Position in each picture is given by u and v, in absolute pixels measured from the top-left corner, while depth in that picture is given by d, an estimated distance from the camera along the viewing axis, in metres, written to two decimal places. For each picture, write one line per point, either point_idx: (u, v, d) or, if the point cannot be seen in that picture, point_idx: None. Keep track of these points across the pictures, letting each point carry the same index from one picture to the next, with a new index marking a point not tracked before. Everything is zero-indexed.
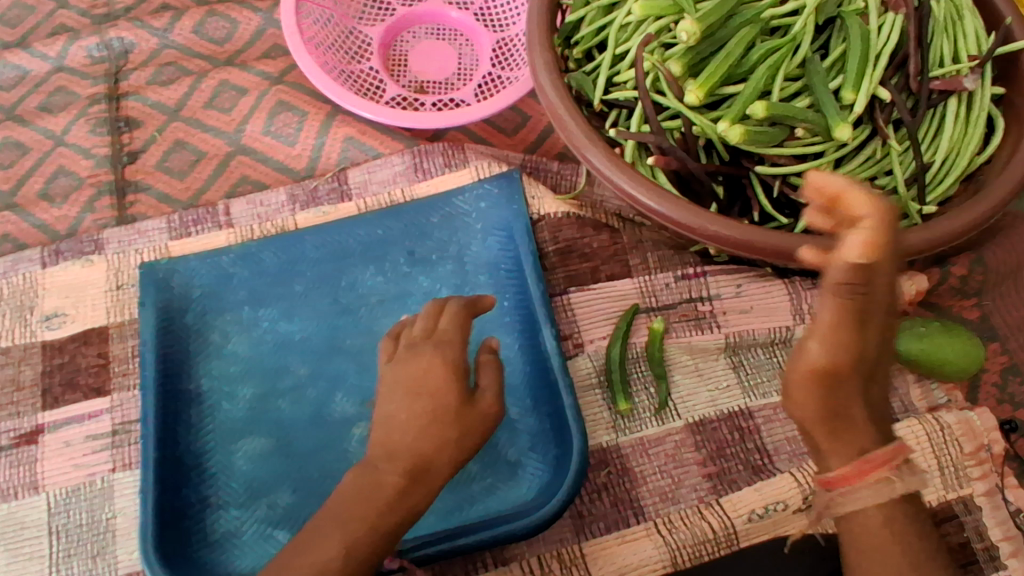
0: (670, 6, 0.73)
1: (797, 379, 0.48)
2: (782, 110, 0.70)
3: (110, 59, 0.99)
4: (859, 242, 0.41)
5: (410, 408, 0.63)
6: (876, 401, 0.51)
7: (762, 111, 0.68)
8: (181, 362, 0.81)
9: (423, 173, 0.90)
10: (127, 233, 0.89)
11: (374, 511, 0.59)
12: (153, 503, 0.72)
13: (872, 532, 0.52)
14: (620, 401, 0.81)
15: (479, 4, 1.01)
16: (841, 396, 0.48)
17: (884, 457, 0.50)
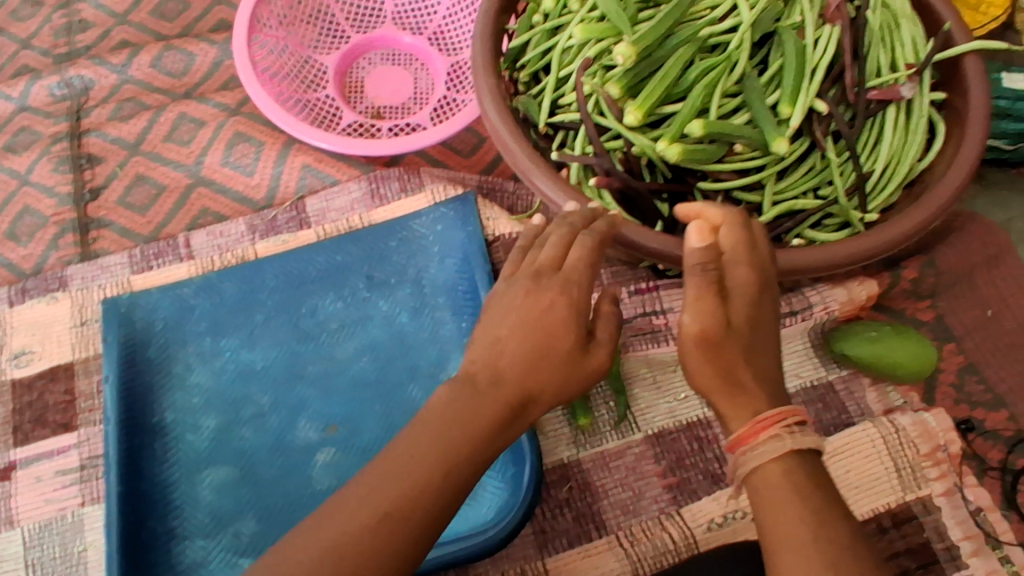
0: (608, 28, 0.74)
1: (686, 350, 0.51)
2: (719, 127, 0.71)
3: (72, 96, 1.01)
4: (695, 227, 0.54)
5: (530, 343, 0.53)
6: (766, 358, 0.52)
7: (699, 128, 0.69)
8: (144, 395, 0.82)
9: (379, 198, 0.92)
10: (91, 269, 0.90)
11: (462, 451, 0.51)
12: (117, 537, 0.74)
13: (780, 492, 0.48)
14: (579, 417, 0.82)
15: (432, 28, 1.03)
16: (723, 352, 0.50)
17: (777, 415, 0.50)
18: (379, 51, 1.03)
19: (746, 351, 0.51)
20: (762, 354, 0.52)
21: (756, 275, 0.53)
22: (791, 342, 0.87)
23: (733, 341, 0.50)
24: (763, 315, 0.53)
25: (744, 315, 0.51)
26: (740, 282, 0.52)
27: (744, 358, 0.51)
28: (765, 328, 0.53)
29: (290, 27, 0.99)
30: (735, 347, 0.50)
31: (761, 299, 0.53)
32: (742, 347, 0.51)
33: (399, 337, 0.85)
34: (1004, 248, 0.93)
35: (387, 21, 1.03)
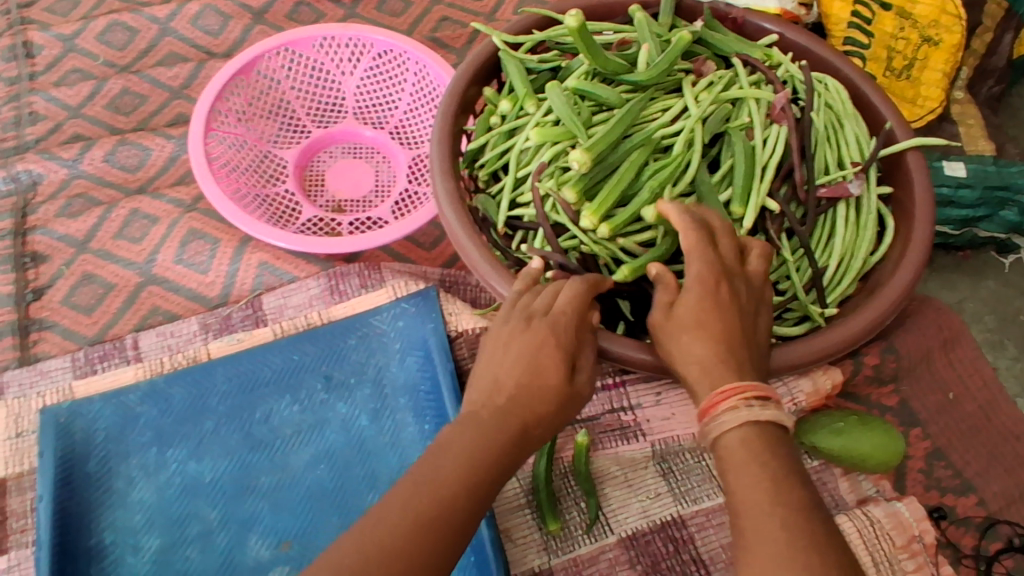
0: (563, 132, 0.76)
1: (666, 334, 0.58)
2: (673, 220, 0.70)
3: (18, 192, 0.98)
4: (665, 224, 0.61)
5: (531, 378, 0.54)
6: (732, 335, 0.55)
7: (654, 216, 0.68)
8: (81, 514, 0.76)
9: (339, 295, 0.90)
10: (29, 375, 0.85)
11: (483, 475, 0.51)
12: None
13: (739, 460, 0.49)
14: (549, 522, 0.78)
15: (393, 121, 1.04)
16: (671, 327, 0.57)
17: (735, 388, 0.51)
18: (340, 145, 1.03)
19: (696, 328, 0.55)
20: (720, 332, 0.55)
21: (709, 266, 0.57)
22: None
23: (677, 320, 0.56)
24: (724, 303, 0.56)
25: (693, 302, 0.56)
26: (691, 274, 0.57)
27: (695, 337, 0.55)
28: (724, 309, 0.56)
29: (248, 122, 0.99)
30: (681, 326, 0.56)
31: (719, 288, 0.56)
32: (688, 325, 0.56)
33: (359, 443, 0.82)
34: (958, 331, 0.95)
35: (348, 116, 1.04)
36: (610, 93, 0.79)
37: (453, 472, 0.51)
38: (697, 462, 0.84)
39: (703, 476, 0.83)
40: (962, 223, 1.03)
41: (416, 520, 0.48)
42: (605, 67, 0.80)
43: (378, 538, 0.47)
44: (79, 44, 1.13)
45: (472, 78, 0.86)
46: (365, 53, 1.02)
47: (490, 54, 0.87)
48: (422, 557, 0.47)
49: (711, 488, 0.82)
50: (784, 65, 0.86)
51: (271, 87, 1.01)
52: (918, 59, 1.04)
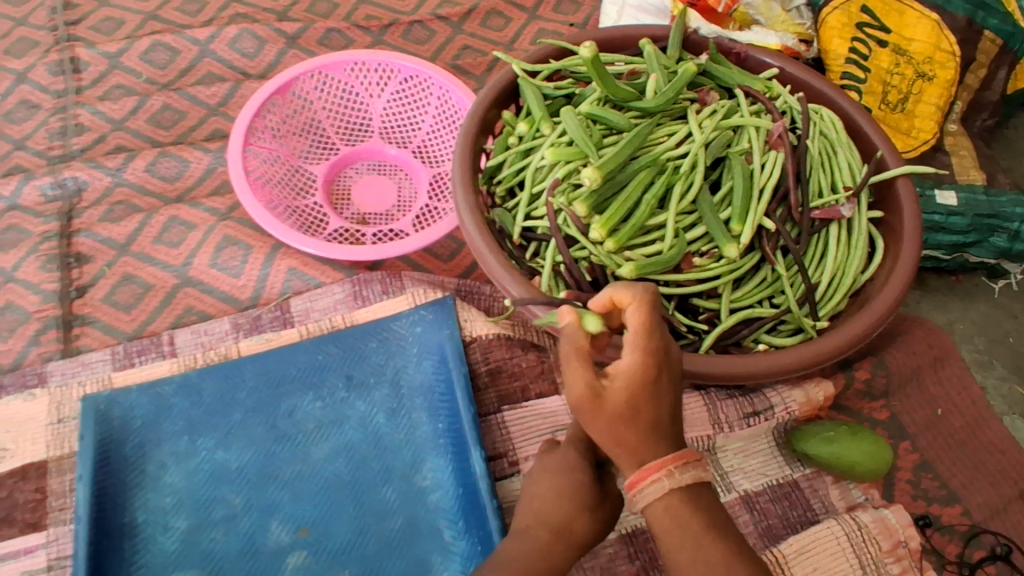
0: (576, 152, 0.83)
1: (590, 419, 0.55)
2: (650, 265, 0.77)
3: (64, 197, 1.05)
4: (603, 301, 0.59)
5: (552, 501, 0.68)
6: (657, 416, 0.55)
7: (629, 272, 0.76)
8: (116, 494, 0.81)
9: (362, 300, 0.95)
10: (72, 366, 0.91)
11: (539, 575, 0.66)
12: None
13: (667, 526, 0.56)
14: None
15: (416, 141, 1.11)
16: (600, 414, 0.54)
17: (659, 464, 0.55)
18: (366, 162, 1.10)
19: (624, 417, 0.54)
20: (648, 419, 0.55)
21: (649, 355, 0.54)
22: (755, 443, 0.90)
23: (611, 409, 0.54)
24: (656, 390, 0.55)
25: (623, 392, 0.54)
26: (630, 363, 0.54)
27: (628, 423, 0.54)
28: (656, 391, 0.55)
29: (282, 139, 1.06)
30: (612, 418, 0.54)
31: (657, 379, 0.54)
32: (617, 415, 0.54)
33: (375, 438, 0.87)
34: (946, 351, 1.00)
35: (374, 135, 1.11)
36: (620, 118, 0.86)
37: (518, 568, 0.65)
38: None
39: None
40: (953, 248, 1.08)
41: None
42: (615, 94, 0.87)
43: None
44: (123, 61, 1.20)
45: (490, 101, 0.93)
46: (392, 77, 1.10)
47: (509, 80, 0.95)
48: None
49: None
50: (783, 97, 0.93)
51: (303, 107, 1.08)
52: (913, 94, 1.10)
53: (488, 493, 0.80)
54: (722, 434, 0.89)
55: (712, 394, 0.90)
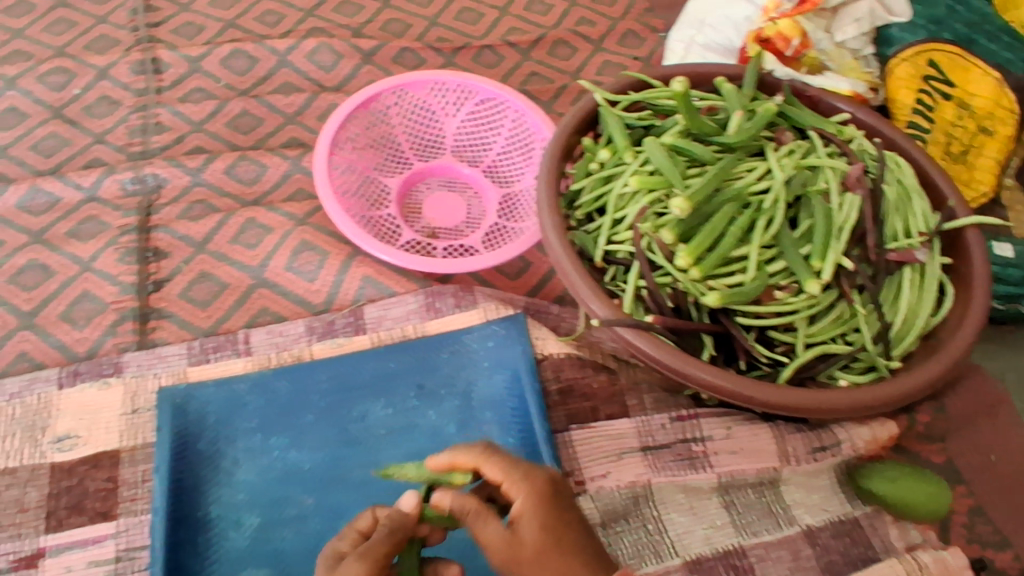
0: (662, 181, 0.85)
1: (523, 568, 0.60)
2: (734, 296, 0.79)
3: (143, 192, 1.07)
4: (453, 460, 0.65)
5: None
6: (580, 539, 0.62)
7: (715, 301, 0.77)
8: (192, 487, 0.82)
9: (435, 311, 0.97)
10: (148, 358, 0.92)
11: None
12: None
13: None
14: None
15: (488, 160, 1.13)
16: (530, 559, 0.60)
17: None
18: (437, 178, 1.13)
19: (554, 549, 0.60)
20: (568, 543, 0.61)
21: (535, 481, 0.63)
22: (817, 478, 0.92)
23: (530, 548, 0.60)
24: (559, 516, 0.62)
25: (530, 527, 0.61)
26: (525, 502, 0.62)
27: (557, 554, 0.60)
28: (559, 515, 0.62)
29: (360, 151, 1.09)
30: (535, 554, 0.60)
31: (553, 497, 0.63)
32: (544, 552, 0.60)
33: (445, 448, 0.88)
34: (1002, 398, 1.01)
35: (447, 153, 1.14)
36: (705, 151, 0.88)
37: None
38: (757, 497, 0.89)
39: (762, 511, 0.88)
40: (1007, 299, 1.10)
41: None
42: (700, 128, 0.90)
43: None
44: (204, 66, 1.24)
45: (573, 128, 0.96)
46: (469, 99, 1.13)
47: (591, 108, 0.98)
48: None
49: (772, 523, 0.87)
50: (857, 141, 0.96)
51: (382, 122, 1.11)
52: (974, 146, 1.13)
53: None
54: (789, 467, 0.89)
55: (781, 427, 0.91)
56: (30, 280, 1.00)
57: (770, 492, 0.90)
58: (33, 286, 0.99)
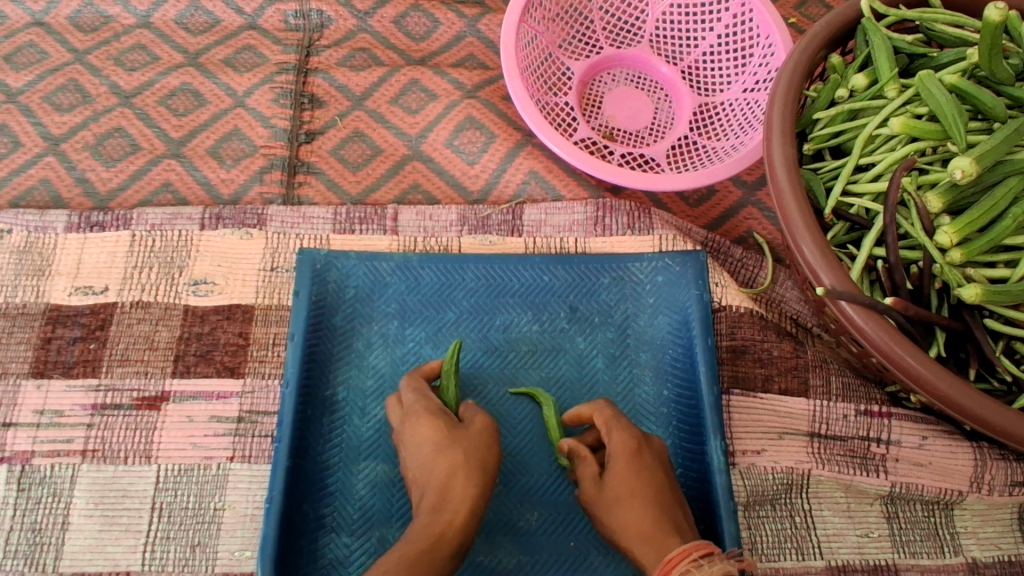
0: (935, 131, 0.68)
1: (608, 502, 0.66)
2: (997, 295, 0.63)
3: (305, 29, 0.97)
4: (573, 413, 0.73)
5: (427, 476, 0.66)
6: (660, 493, 0.65)
7: (974, 297, 0.62)
8: (323, 363, 0.77)
9: (602, 228, 0.86)
10: (293, 215, 0.86)
11: (447, 518, 0.63)
12: (281, 488, 0.70)
13: None
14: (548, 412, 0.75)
15: (692, 59, 0.96)
16: (607, 501, 0.66)
17: (687, 549, 0.59)
18: (626, 69, 0.97)
19: (631, 499, 0.65)
20: (649, 486, 0.65)
21: (628, 436, 0.69)
22: (995, 510, 0.77)
23: (613, 486, 0.66)
24: (643, 468, 0.67)
25: (619, 471, 0.66)
26: (616, 447, 0.68)
27: (638, 495, 0.65)
28: (642, 469, 0.66)
29: (548, 22, 0.93)
30: (619, 493, 0.65)
31: (638, 451, 0.68)
32: (623, 497, 0.65)
33: (590, 383, 0.79)
34: None
35: (643, 42, 0.97)
36: (997, 103, 0.69)
37: (451, 521, 0.62)
38: (926, 517, 0.77)
39: (927, 533, 0.76)
40: None
41: (425, 541, 0.61)
42: (992, 73, 0.71)
43: (438, 525, 0.62)
44: None
45: (824, 41, 0.77)
46: None
47: (851, 19, 0.79)
48: (448, 534, 0.62)
49: (933, 548, 0.76)
50: None
51: None
52: None
53: (724, 492, 0.71)
54: (977, 495, 0.76)
55: (984, 449, 0.77)
56: (181, 105, 0.93)
57: (944, 516, 0.77)
58: (184, 112, 0.93)
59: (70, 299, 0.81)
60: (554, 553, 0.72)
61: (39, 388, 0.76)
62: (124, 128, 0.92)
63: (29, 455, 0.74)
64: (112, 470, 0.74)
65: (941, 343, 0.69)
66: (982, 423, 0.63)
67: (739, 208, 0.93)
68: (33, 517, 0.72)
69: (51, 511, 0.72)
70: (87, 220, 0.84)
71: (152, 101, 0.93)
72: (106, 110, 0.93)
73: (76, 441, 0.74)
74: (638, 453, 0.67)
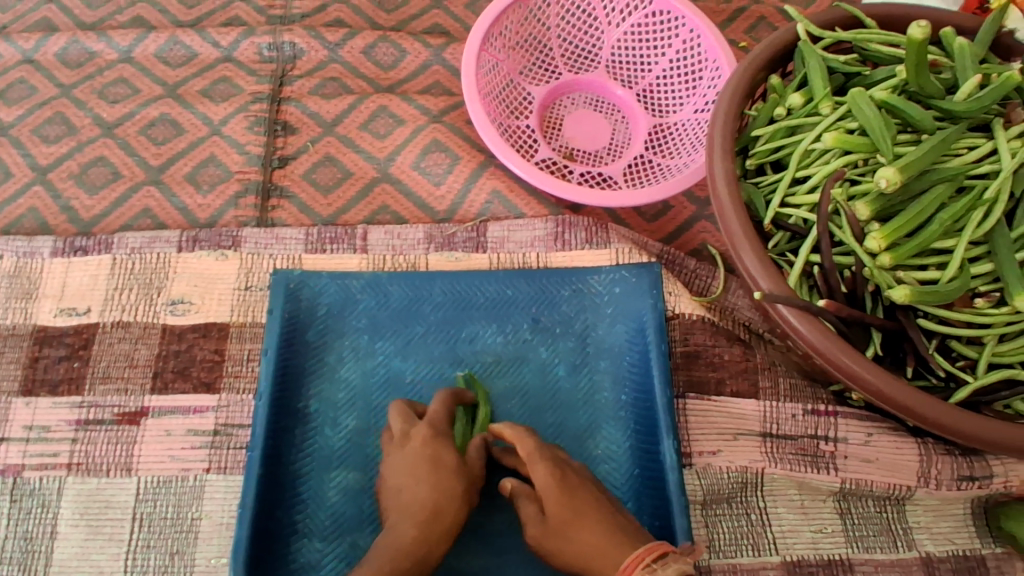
0: (865, 145, 0.73)
1: (552, 531, 0.67)
2: (925, 296, 0.67)
3: (279, 61, 1.02)
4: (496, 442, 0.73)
5: (411, 493, 0.67)
6: (602, 510, 0.67)
7: (902, 298, 0.67)
8: (296, 377, 0.80)
9: (563, 242, 0.90)
10: (267, 236, 0.90)
11: (432, 535, 0.65)
12: (254, 496, 0.73)
13: None
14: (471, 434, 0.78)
15: (647, 82, 1.01)
16: (550, 530, 0.67)
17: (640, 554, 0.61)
18: (584, 93, 1.02)
19: (577, 520, 0.66)
20: (587, 506, 0.67)
21: (553, 465, 0.70)
22: (950, 505, 0.81)
23: (553, 515, 0.67)
24: (577, 489, 0.69)
25: (552, 500, 0.68)
26: (543, 480, 0.69)
27: (578, 517, 0.66)
28: (576, 491, 0.68)
29: (508, 50, 0.98)
30: (560, 519, 0.67)
31: (564, 475, 0.69)
32: (569, 521, 0.66)
33: (552, 390, 0.82)
34: None
35: (600, 67, 1.02)
36: (925, 116, 0.74)
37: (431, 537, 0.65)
38: (878, 512, 0.80)
39: (880, 528, 0.79)
40: None
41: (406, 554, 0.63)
42: (921, 88, 0.75)
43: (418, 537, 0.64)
44: None
45: (763, 63, 0.82)
46: (639, 7, 0.98)
47: (789, 42, 0.84)
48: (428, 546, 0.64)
49: (886, 542, 0.79)
50: None
51: (537, 20, 0.99)
52: None
53: (675, 489, 0.73)
54: (926, 489, 0.80)
55: (929, 444, 0.81)
56: (161, 134, 0.98)
57: (895, 511, 0.80)
58: (164, 141, 0.97)
59: (54, 320, 0.84)
60: (517, 553, 0.75)
61: (27, 405, 0.79)
62: (106, 157, 0.96)
63: (19, 469, 0.77)
64: (94, 483, 0.76)
65: (877, 343, 0.73)
66: (918, 417, 0.67)
67: (694, 222, 0.97)
68: (24, 526, 0.75)
69: (42, 520, 0.75)
70: (71, 244, 0.88)
71: (133, 131, 0.98)
72: (90, 140, 0.97)
73: (61, 455, 0.77)
74: (568, 480, 0.69)
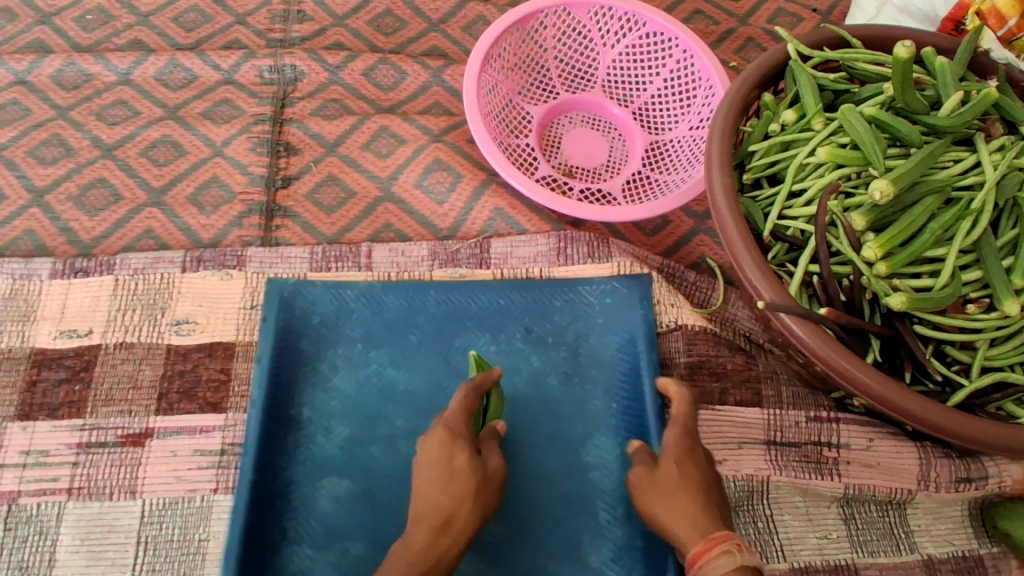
0: (858, 158, 0.76)
1: (656, 489, 0.67)
2: (921, 302, 0.70)
3: (279, 83, 1.04)
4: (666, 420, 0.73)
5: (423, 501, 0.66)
6: (707, 490, 0.66)
7: (899, 304, 0.69)
8: (287, 385, 0.81)
9: (565, 258, 0.92)
10: (272, 256, 0.90)
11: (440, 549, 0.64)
12: (243, 502, 0.74)
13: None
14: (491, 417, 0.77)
15: (641, 101, 1.04)
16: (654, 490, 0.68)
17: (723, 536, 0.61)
18: (581, 112, 1.04)
19: (677, 491, 0.66)
20: (701, 477, 0.67)
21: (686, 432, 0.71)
22: (945, 507, 0.83)
23: (663, 475, 0.68)
24: (699, 461, 0.69)
25: (670, 468, 0.68)
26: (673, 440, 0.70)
27: (682, 490, 0.66)
28: (697, 463, 0.68)
29: (507, 71, 1.00)
30: (664, 485, 0.67)
31: (693, 449, 0.69)
32: (670, 491, 0.66)
33: (545, 397, 0.83)
34: None
35: (596, 87, 1.05)
36: (912, 130, 0.77)
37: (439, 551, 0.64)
38: (880, 516, 0.82)
39: (883, 533, 0.81)
40: None
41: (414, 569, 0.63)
42: (908, 104, 0.78)
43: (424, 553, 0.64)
44: None
45: (755, 81, 0.85)
46: (633, 29, 1.02)
47: (779, 61, 0.87)
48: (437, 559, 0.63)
49: (889, 546, 0.80)
50: None
51: (534, 42, 1.02)
52: None
53: None
54: (925, 492, 0.82)
55: (927, 447, 0.83)
56: (161, 156, 0.98)
57: (897, 514, 0.82)
58: (164, 163, 0.98)
59: (55, 343, 0.83)
60: (528, 565, 0.75)
61: (24, 429, 0.78)
62: (106, 179, 0.96)
63: (17, 494, 0.75)
64: (97, 506, 0.76)
65: (877, 349, 0.75)
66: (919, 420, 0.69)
67: (691, 236, 1.00)
68: (20, 555, 0.73)
69: (38, 548, 0.74)
70: (71, 266, 0.88)
71: (133, 153, 0.98)
72: (88, 162, 0.97)
73: (61, 479, 0.76)
74: (694, 446, 0.69)
